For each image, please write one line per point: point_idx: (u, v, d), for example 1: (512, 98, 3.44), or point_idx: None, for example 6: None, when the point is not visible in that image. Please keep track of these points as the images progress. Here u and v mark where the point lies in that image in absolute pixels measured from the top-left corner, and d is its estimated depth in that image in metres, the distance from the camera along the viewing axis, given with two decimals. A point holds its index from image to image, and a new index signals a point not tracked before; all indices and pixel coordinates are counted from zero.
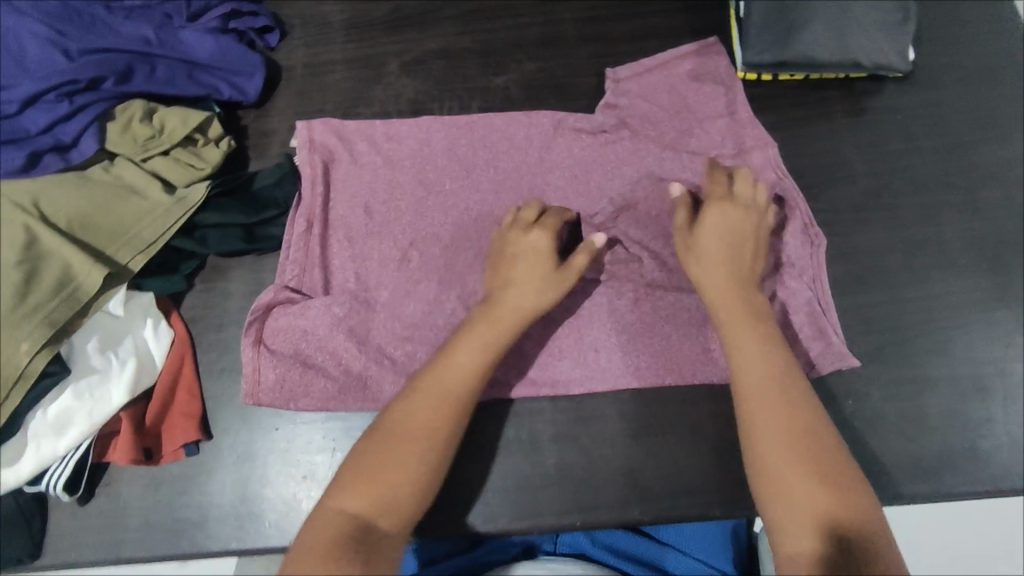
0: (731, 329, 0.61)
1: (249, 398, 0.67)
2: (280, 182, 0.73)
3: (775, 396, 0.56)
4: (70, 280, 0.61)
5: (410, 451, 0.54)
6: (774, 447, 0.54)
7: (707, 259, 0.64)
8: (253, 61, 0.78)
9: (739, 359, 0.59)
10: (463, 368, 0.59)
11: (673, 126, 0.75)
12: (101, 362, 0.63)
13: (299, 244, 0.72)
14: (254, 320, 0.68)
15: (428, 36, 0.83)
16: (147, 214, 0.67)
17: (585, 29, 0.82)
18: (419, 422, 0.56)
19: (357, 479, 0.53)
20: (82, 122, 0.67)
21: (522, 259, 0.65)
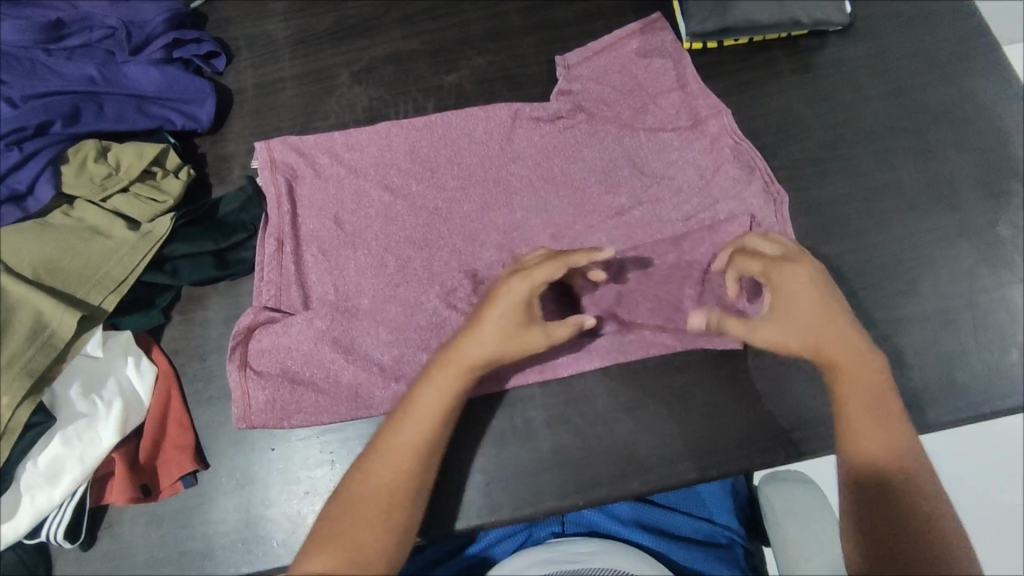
0: (843, 371, 0.59)
1: (241, 423, 0.67)
2: (245, 206, 0.73)
3: (882, 434, 0.56)
4: (44, 327, 0.61)
5: (379, 510, 0.55)
6: (878, 487, 0.55)
7: (805, 308, 0.59)
8: (202, 89, 0.78)
9: (846, 397, 0.58)
10: (426, 422, 0.58)
11: (627, 105, 0.76)
12: (86, 406, 0.63)
13: (272, 264, 0.71)
14: (237, 344, 0.68)
15: (376, 42, 0.83)
16: (114, 253, 0.66)
17: (531, 18, 0.83)
18: (384, 480, 0.56)
19: (333, 542, 0.53)
20: (35, 169, 0.66)
21: (497, 308, 0.60)
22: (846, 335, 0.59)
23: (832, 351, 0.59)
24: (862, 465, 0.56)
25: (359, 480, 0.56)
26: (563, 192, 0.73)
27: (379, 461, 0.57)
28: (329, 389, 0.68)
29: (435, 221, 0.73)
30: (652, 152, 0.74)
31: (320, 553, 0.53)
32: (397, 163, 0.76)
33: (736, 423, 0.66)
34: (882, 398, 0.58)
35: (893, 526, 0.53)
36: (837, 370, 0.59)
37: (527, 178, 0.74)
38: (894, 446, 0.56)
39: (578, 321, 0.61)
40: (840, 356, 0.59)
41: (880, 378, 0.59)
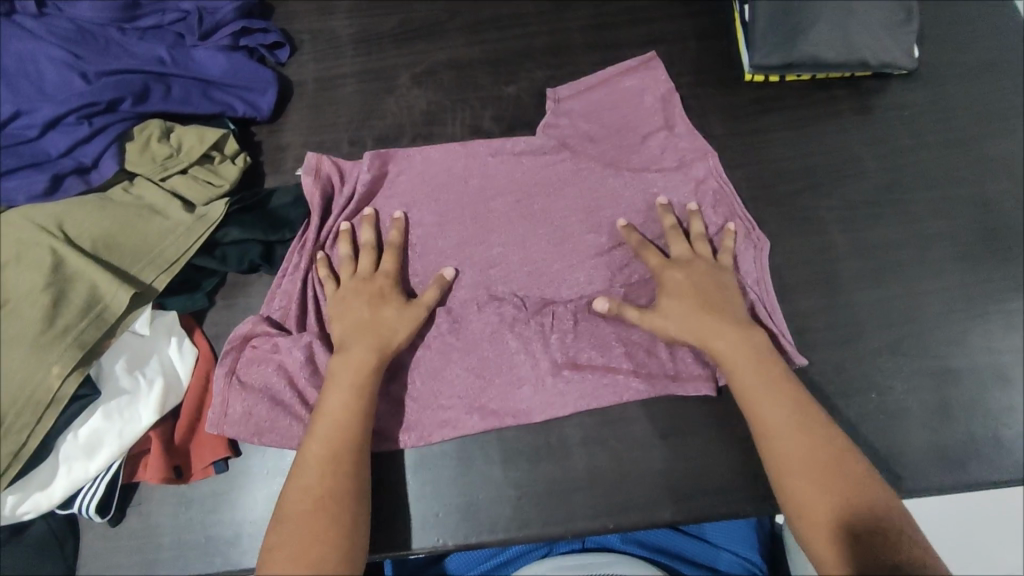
0: (737, 374, 0.61)
1: (211, 428, 0.65)
2: (297, 201, 0.74)
3: (794, 426, 0.58)
4: (97, 300, 0.61)
5: (321, 529, 0.55)
6: (804, 476, 0.55)
7: (675, 313, 0.64)
8: (266, 78, 0.79)
9: (751, 398, 0.60)
10: (338, 432, 0.60)
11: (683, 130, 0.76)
12: (129, 383, 0.63)
13: (295, 278, 0.70)
14: (232, 349, 0.67)
15: (438, 47, 0.84)
16: (170, 233, 0.67)
17: (593, 37, 0.84)
18: (309, 500, 0.57)
19: (280, 572, 0.53)
20: (102, 144, 0.67)
21: (340, 313, 0.67)
22: (736, 337, 0.62)
23: (726, 355, 0.62)
24: (783, 460, 0.56)
25: (294, 487, 0.57)
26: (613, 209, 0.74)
27: (300, 486, 0.57)
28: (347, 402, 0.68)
29: (487, 226, 0.73)
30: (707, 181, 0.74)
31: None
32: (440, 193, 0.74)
33: None
34: (784, 391, 0.60)
35: (827, 511, 0.53)
36: (731, 375, 0.61)
37: (582, 195, 0.74)
38: (803, 433, 0.57)
39: (437, 282, 0.68)
40: (731, 361, 0.62)
41: (768, 362, 0.61)
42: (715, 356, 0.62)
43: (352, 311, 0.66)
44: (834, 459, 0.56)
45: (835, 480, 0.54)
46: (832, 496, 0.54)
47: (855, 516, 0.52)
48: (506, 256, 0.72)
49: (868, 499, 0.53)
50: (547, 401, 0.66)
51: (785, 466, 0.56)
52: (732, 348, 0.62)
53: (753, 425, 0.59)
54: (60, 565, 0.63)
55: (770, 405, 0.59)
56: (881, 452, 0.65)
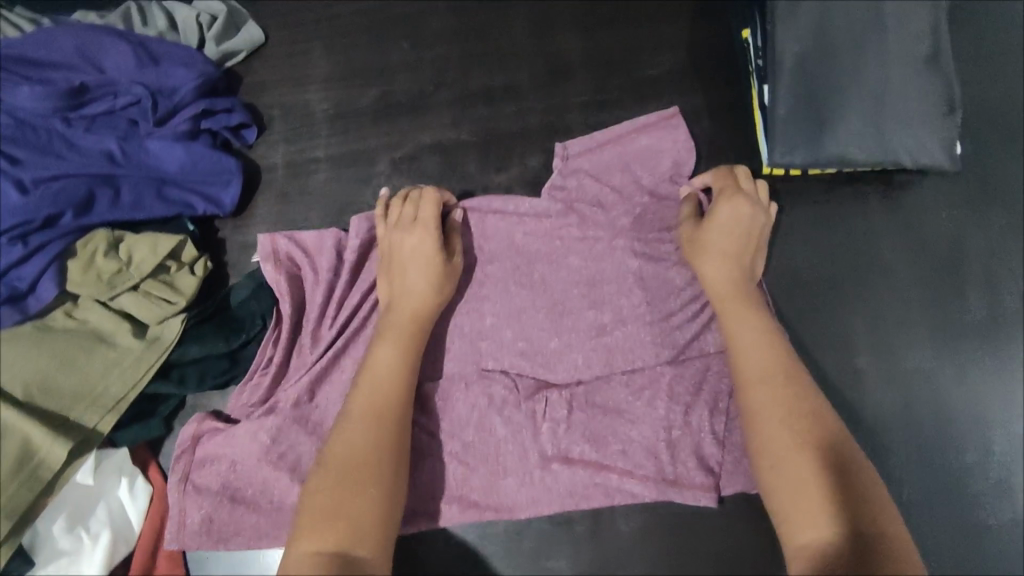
0: (741, 346, 0.59)
1: (173, 542, 0.61)
2: (256, 294, 0.66)
3: (783, 394, 0.56)
4: (31, 456, 0.55)
5: (350, 488, 0.52)
6: (790, 442, 0.53)
7: (717, 266, 0.62)
8: (230, 168, 0.71)
9: (748, 374, 0.58)
10: (381, 386, 0.58)
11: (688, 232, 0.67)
12: (71, 541, 0.57)
13: (264, 368, 0.64)
14: (181, 452, 0.62)
15: (420, 127, 0.76)
16: (116, 365, 0.60)
17: (592, 115, 0.75)
18: (352, 451, 0.54)
19: (317, 523, 0.51)
20: (39, 265, 0.60)
21: (398, 255, 0.63)
22: (747, 312, 0.60)
23: (735, 327, 0.60)
24: (772, 427, 0.55)
25: (336, 441, 0.55)
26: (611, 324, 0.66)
27: (344, 435, 0.55)
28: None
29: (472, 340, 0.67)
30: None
31: (311, 536, 0.50)
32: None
33: None
34: (780, 364, 0.58)
35: (801, 482, 0.51)
36: (733, 344, 0.60)
37: (573, 305, 0.67)
38: (794, 401, 0.55)
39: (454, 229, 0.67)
40: (739, 332, 0.60)
41: (772, 333, 0.59)
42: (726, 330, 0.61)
43: (399, 263, 0.63)
44: (818, 430, 0.54)
45: (819, 446, 0.53)
46: (814, 466, 0.52)
47: (833, 477, 0.51)
48: (490, 380, 0.66)
49: (851, 465, 0.52)
50: (533, 496, 0.64)
51: (774, 437, 0.54)
52: (729, 299, 0.61)
53: (743, 392, 0.58)
54: None
55: (768, 374, 0.57)
56: None
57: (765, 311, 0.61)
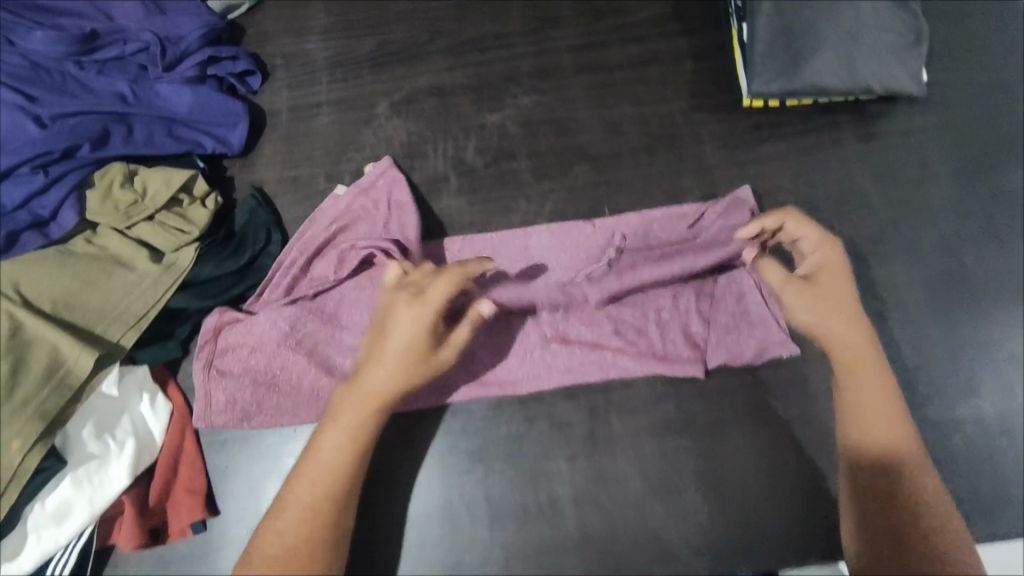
0: (831, 341, 0.60)
1: (200, 421, 0.66)
2: (252, 214, 0.72)
3: (889, 416, 0.57)
4: (60, 365, 0.59)
5: (307, 543, 0.54)
6: (873, 451, 0.56)
7: (814, 284, 0.61)
8: (236, 111, 0.74)
9: (848, 392, 0.59)
10: (360, 425, 0.57)
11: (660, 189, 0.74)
12: (98, 447, 0.61)
13: (287, 268, 0.69)
14: (204, 341, 0.67)
15: (418, 73, 0.79)
16: (135, 287, 0.64)
17: (581, 58, 0.79)
18: (296, 545, 0.54)
19: (270, 563, 0.53)
20: (60, 194, 0.64)
21: (386, 337, 0.58)
22: (841, 302, 0.60)
23: (830, 325, 0.60)
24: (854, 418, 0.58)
25: (298, 482, 0.56)
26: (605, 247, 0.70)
27: (296, 506, 0.55)
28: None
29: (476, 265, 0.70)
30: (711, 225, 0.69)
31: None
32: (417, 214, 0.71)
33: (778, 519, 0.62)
34: (869, 361, 0.59)
35: (869, 508, 0.54)
36: (823, 333, 0.60)
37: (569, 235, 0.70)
38: (890, 412, 0.57)
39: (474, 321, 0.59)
40: (827, 320, 0.60)
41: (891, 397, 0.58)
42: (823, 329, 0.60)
43: (386, 329, 0.58)
44: (903, 437, 0.56)
45: (897, 460, 0.55)
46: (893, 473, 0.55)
47: (884, 499, 0.54)
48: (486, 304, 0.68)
49: (918, 499, 0.54)
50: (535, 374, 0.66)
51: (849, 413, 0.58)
52: (852, 363, 0.59)
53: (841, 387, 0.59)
54: None
55: (860, 371, 0.59)
56: None
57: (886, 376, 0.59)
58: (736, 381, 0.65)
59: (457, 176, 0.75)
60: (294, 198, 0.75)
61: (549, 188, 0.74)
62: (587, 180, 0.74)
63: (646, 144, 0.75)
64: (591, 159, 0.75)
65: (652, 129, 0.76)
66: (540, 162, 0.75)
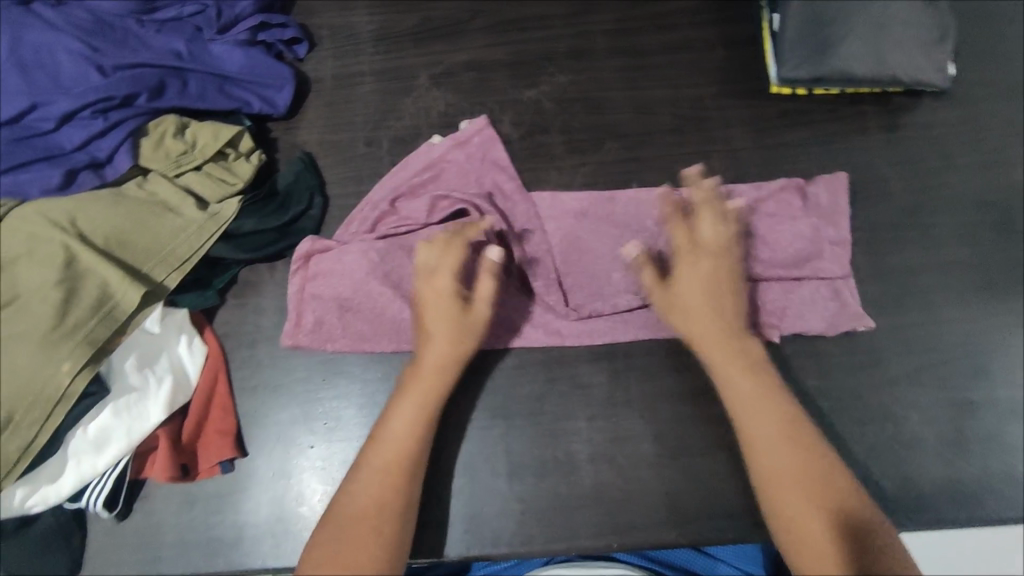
0: (745, 413, 0.60)
1: (287, 340, 0.69)
2: (298, 178, 0.74)
3: (800, 480, 0.56)
4: (109, 297, 0.61)
5: (359, 539, 0.55)
6: (792, 479, 0.56)
7: (690, 287, 0.63)
8: (283, 74, 0.77)
9: (758, 440, 0.58)
10: (407, 434, 0.60)
11: (687, 167, 0.76)
12: (139, 380, 0.64)
13: (376, 210, 0.71)
14: (297, 267, 0.70)
15: (458, 48, 0.82)
16: (182, 231, 0.67)
17: (616, 42, 0.82)
18: (373, 502, 0.57)
19: (343, 527, 0.56)
20: (117, 139, 0.67)
21: (437, 307, 0.63)
22: (737, 356, 0.61)
23: (737, 381, 0.61)
24: (763, 445, 0.58)
25: (345, 499, 0.58)
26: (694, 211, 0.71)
27: (370, 468, 0.59)
28: (359, 400, 0.69)
29: (565, 224, 0.71)
30: (798, 204, 0.71)
31: None
32: (508, 168, 0.73)
33: None
34: (789, 421, 0.59)
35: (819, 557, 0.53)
36: (733, 400, 0.61)
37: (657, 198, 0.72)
38: (812, 476, 0.56)
39: (491, 270, 0.63)
40: (737, 382, 0.60)
41: (788, 408, 0.59)
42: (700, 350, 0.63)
43: (431, 305, 0.63)
44: (835, 500, 0.55)
45: (835, 512, 0.54)
46: (829, 526, 0.54)
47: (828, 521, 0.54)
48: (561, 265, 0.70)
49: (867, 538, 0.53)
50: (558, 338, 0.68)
51: (768, 441, 0.58)
52: (713, 338, 0.62)
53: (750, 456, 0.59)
54: (66, 559, 0.63)
55: (759, 392, 0.60)
56: (899, 480, 0.64)
57: (764, 372, 0.61)
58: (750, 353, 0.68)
59: None
60: (333, 160, 0.78)
61: (580, 163, 0.77)
62: (616, 157, 0.77)
63: (675, 125, 0.78)
64: (621, 138, 0.78)
65: (682, 112, 0.78)
66: (573, 138, 0.78)
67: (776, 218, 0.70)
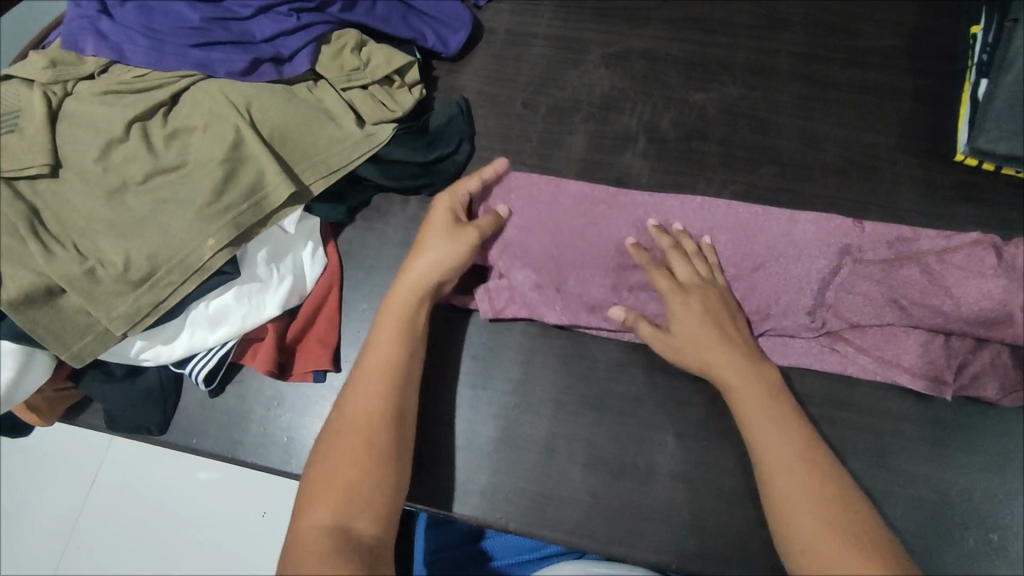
0: (763, 436, 0.56)
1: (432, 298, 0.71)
2: (452, 124, 0.74)
3: (801, 468, 0.53)
4: (261, 187, 0.63)
5: (351, 452, 0.54)
6: (779, 461, 0.54)
7: (688, 327, 0.61)
8: (463, 18, 0.78)
9: (755, 429, 0.56)
10: (392, 345, 0.60)
11: (844, 212, 0.72)
12: (265, 272, 0.65)
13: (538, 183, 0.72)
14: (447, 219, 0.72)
15: (637, 33, 0.80)
16: (338, 143, 0.68)
17: (799, 66, 0.78)
18: (360, 415, 0.57)
19: (337, 442, 0.55)
20: (303, 40, 0.69)
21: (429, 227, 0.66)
22: (726, 351, 0.60)
23: (753, 418, 0.57)
24: (760, 430, 0.56)
25: (339, 414, 0.57)
26: (873, 250, 0.66)
27: (358, 384, 0.58)
28: (456, 350, 0.70)
29: (739, 236, 0.68)
30: (993, 261, 0.62)
31: (316, 507, 0.52)
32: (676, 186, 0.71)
33: None
34: (796, 441, 0.55)
35: (821, 531, 0.50)
36: (754, 444, 0.56)
37: (834, 232, 0.67)
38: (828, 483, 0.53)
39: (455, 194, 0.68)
40: (755, 420, 0.57)
41: (771, 397, 0.58)
42: (722, 386, 0.60)
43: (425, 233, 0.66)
44: (839, 518, 0.51)
45: (842, 510, 0.51)
46: (830, 505, 0.51)
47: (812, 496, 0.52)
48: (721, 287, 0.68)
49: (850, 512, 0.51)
50: None
51: (761, 424, 0.56)
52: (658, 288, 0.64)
53: (769, 497, 0.54)
54: (158, 416, 0.66)
55: (756, 388, 0.58)
56: None
57: (762, 365, 0.60)
58: (862, 419, 0.64)
59: (646, 140, 0.76)
60: (488, 112, 0.78)
61: (731, 179, 0.74)
62: (770, 182, 0.74)
63: (840, 167, 0.74)
64: (781, 165, 0.74)
65: (851, 155, 0.74)
66: (730, 152, 0.75)
67: (964, 271, 0.63)
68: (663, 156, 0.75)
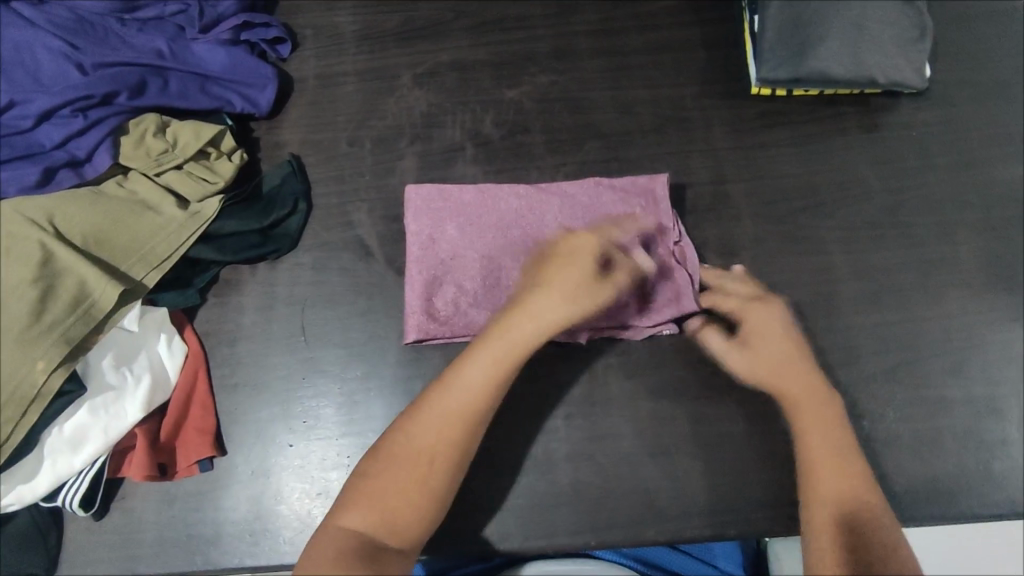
0: (807, 422, 0.61)
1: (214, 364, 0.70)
2: (285, 184, 0.75)
3: (831, 451, 0.59)
4: (86, 295, 0.61)
5: (403, 484, 0.54)
6: (810, 441, 0.59)
7: (776, 354, 0.64)
8: (266, 74, 0.77)
9: (805, 411, 0.61)
10: (479, 388, 0.57)
11: (669, 165, 0.76)
12: (116, 378, 0.63)
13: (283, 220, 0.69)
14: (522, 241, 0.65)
15: (441, 47, 0.82)
16: (161, 230, 0.66)
17: (598, 42, 0.82)
18: (429, 441, 0.55)
19: (376, 479, 0.54)
20: (96, 138, 0.67)
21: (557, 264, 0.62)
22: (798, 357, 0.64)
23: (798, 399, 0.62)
24: (807, 412, 0.61)
25: (398, 437, 0.56)
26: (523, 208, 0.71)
27: (429, 410, 0.56)
28: (340, 398, 0.69)
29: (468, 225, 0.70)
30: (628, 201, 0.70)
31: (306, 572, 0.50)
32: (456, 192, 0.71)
33: (765, 485, 0.64)
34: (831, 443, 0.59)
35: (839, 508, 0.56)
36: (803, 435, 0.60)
37: (497, 198, 0.71)
38: (842, 469, 0.58)
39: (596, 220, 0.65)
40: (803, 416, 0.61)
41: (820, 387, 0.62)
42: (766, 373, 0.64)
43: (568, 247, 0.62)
44: (856, 485, 0.57)
45: (851, 493, 0.57)
46: (845, 484, 0.57)
47: (834, 480, 0.57)
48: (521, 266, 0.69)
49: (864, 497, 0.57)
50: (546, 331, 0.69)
51: (811, 408, 0.61)
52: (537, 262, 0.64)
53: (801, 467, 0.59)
54: (42, 557, 0.63)
55: (801, 379, 0.63)
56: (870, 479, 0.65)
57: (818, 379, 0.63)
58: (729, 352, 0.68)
59: (474, 147, 0.78)
60: (317, 159, 0.78)
61: (561, 162, 0.77)
62: (597, 156, 0.77)
63: (656, 125, 0.78)
64: (604, 138, 0.78)
65: (662, 112, 0.79)
66: (554, 139, 0.78)
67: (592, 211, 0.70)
68: (494, 159, 0.78)
